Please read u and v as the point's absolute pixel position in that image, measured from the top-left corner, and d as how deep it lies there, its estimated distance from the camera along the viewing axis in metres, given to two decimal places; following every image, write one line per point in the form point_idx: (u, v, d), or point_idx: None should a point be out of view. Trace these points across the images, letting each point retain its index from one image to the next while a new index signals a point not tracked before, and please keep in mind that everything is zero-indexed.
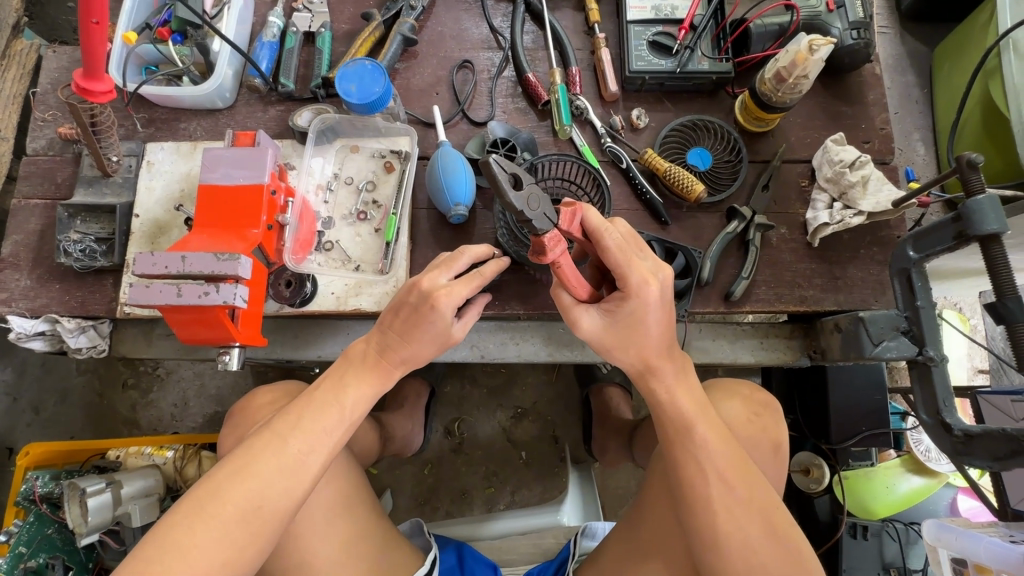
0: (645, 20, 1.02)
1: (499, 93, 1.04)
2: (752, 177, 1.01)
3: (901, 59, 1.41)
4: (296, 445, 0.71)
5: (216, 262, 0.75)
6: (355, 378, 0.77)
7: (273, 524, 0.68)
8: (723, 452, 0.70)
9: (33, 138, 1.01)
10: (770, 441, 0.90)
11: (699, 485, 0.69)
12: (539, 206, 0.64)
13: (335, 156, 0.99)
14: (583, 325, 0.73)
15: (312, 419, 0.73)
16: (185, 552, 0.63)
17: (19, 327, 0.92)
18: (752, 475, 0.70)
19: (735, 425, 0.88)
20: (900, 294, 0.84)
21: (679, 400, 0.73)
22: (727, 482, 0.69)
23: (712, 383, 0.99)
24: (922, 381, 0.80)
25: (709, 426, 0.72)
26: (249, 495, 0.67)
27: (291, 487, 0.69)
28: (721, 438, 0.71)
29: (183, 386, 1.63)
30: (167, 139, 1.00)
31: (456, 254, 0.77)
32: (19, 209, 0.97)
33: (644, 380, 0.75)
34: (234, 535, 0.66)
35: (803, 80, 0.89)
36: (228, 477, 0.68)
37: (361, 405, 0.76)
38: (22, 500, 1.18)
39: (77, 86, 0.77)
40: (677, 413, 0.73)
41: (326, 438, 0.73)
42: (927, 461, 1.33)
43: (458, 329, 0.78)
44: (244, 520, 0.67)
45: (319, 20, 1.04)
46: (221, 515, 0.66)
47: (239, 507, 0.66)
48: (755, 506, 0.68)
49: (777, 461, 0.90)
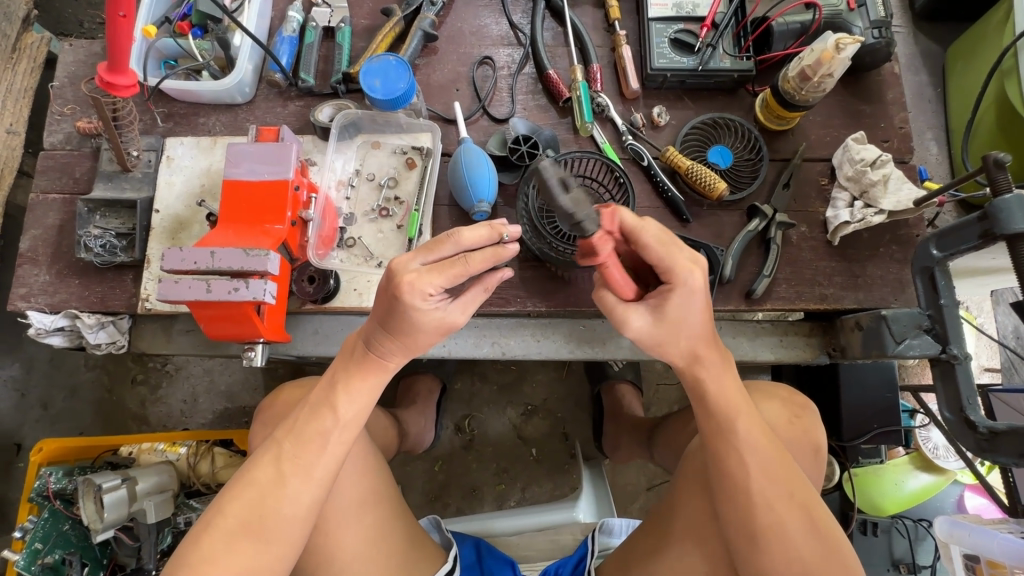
0: (666, 18, 1.02)
1: (519, 90, 1.04)
2: (772, 175, 1.01)
3: (914, 58, 1.41)
4: (291, 454, 0.71)
5: (246, 257, 0.75)
6: (346, 378, 0.75)
7: (280, 532, 0.69)
8: (769, 449, 0.71)
9: (50, 132, 1.00)
10: (811, 444, 0.90)
11: (743, 480, 0.69)
12: (586, 209, 0.65)
13: (356, 152, 0.99)
14: (631, 325, 0.72)
15: (306, 425, 0.72)
16: (199, 568, 0.66)
17: (39, 323, 0.92)
18: (793, 471, 0.70)
19: (775, 425, 0.89)
20: (923, 292, 0.84)
21: (724, 396, 0.73)
22: (772, 479, 0.69)
23: (748, 386, 0.99)
24: (945, 379, 0.81)
25: (749, 423, 0.72)
26: (252, 506, 0.69)
27: (290, 495, 0.70)
28: (765, 436, 0.72)
29: (193, 383, 1.62)
30: (186, 134, 0.99)
31: (443, 237, 0.69)
32: (37, 203, 0.96)
33: (688, 374, 0.75)
34: (243, 547, 0.68)
35: (828, 79, 0.90)
36: (232, 492, 0.70)
37: (356, 406, 0.74)
38: (36, 496, 1.18)
39: (101, 79, 0.76)
40: (720, 410, 0.73)
41: (321, 443, 0.72)
42: (935, 459, 1.36)
43: (455, 313, 0.71)
44: (249, 531, 0.68)
45: (339, 15, 1.04)
46: (227, 528, 0.68)
47: (243, 519, 0.68)
48: (797, 500, 0.68)
49: (816, 465, 0.91)
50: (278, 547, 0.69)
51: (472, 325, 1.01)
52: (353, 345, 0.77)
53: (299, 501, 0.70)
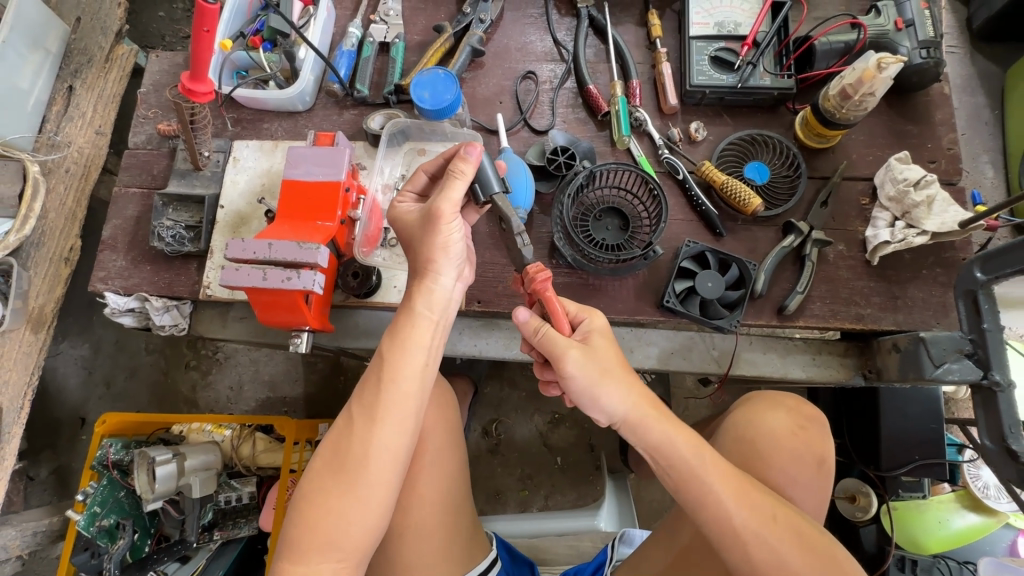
0: (707, 36, 1.04)
1: (560, 103, 1.08)
2: (810, 193, 1.01)
3: (970, 80, 1.37)
4: (369, 408, 0.75)
5: (298, 250, 0.81)
6: (407, 333, 0.77)
7: (372, 485, 0.73)
8: (731, 476, 0.73)
9: (134, 133, 1.11)
10: (816, 456, 0.89)
11: (721, 517, 0.70)
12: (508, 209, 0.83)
13: (403, 158, 1.07)
14: (568, 362, 0.76)
15: (378, 379, 0.76)
16: (308, 518, 0.72)
17: (114, 303, 1.02)
18: (768, 498, 0.72)
19: (777, 440, 0.89)
20: (965, 315, 0.81)
21: (671, 433, 0.75)
22: (745, 506, 0.71)
23: (758, 393, 1.00)
24: (987, 407, 0.78)
25: (707, 454, 0.74)
26: (342, 463, 0.73)
27: (374, 448, 0.73)
28: (721, 462, 0.74)
29: (240, 371, 1.72)
30: (252, 138, 1.08)
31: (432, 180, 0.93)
32: (119, 196, 1.07)
33: (632, 422, 0.77)
34: (341, 501, 0.72)
35: (870, 98, 0.90)
36: (323, 447, 0.76)
37: (425, 355, 0.78)
38: (97, 464, 1.29)
39: (183, 86, 0.86)
40: (675, 448, 0.74)
41: (393, 396, 0.75)
42: (985, 498, 1.28)
43: (445, 208, 0.77)
44: (343, 486, 0.73)
45: (394, 31, 1.11)
46: (325, 481, 0.73)
47: (335, 475, 0.73)
48: (780, 520, 0.70)
49: (823, 475, 0.89)
50: (373, 500, 0.73)
51: (503, 327, 1.06)
52: (415, 294, 0.79)
53: (387, 448, 0.74)
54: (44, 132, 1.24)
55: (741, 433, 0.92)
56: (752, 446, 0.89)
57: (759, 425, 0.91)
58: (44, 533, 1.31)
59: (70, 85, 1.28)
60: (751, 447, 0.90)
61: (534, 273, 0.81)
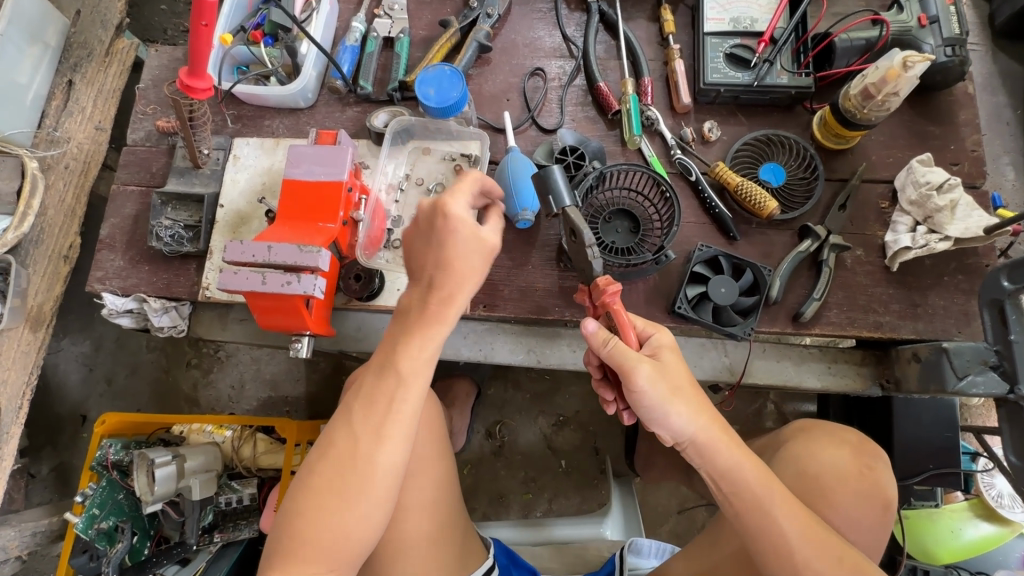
0: (722, 32, 1.01)
1: (569, 101, 1.05)
2: (827, 196, 0.97)
3: (991, 78, 1.33)
4: (365, 419, 0.72)
5: (299, 253, 0.79)
6: (407, 338, 0.74)
7: (368, 500, 0.71)
8: (803, 517, 0.70)
9: (133, 129, 1.08)
10: (880, 499, 0.86)
11: (783, 553, 0.69)
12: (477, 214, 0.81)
13: (407, 157, 1.02)
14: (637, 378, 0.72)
15: (375, 389, 0.73)
16: (296, 535, 0.69)
17: (111, 304, 1.00)
18: (836, 539, 0.70)
19: (838, 476, 0.86)
20: (990, 325, 0.77)
21: (743, 467, 0.72)
22: (813, 548, 0.68)
23: (811, 423, 0.97)
24: (1013, 422, 0.75)
25: (780, 492, 0.71)
26: (337, 477, 0.70)
27: (374, 461, 0.71)
28: (792, 499, 0.71)
29: (241, 370, 1.70)
30: (252, 135, 1.06)
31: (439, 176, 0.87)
32: (118, 194, 1.04)
33: (698, 453, 0.73)
34: (335, 516, 0.70)
35: (893, 98, 0.86)
36: (314, 461, 0.72)
37: (421, 358, 0.74)
38: (96, 465, 1.27)
39: (181, 82, 0.83)
40: (742, 481, 0.71)
41: (391, 407, 0.72)
42: (999, 507, 1.24)
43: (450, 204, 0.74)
44: (336, 500, 0.70)
45: (398, 26, 1.08)
46: (317, 496, 0.70)
47: (328, 490, 0.70)
48: (847, 564, 0.68)
49: (884, 520, 0.86)
50: (370, 514, 0.71)
51: (508, 332, 1.03)
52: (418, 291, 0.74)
53: (386, 462, 0.71)
54: (43, 128, 1.22)
55: (802, 467, 0.88)
56: (814, 481, 0.86)
57: (819, 460, 0.88)
58: (43, 533, 1.30)
59: (70, 80, 1.25)
60: (811, 481, 0.86)
61: (604, 284, 0.81)
